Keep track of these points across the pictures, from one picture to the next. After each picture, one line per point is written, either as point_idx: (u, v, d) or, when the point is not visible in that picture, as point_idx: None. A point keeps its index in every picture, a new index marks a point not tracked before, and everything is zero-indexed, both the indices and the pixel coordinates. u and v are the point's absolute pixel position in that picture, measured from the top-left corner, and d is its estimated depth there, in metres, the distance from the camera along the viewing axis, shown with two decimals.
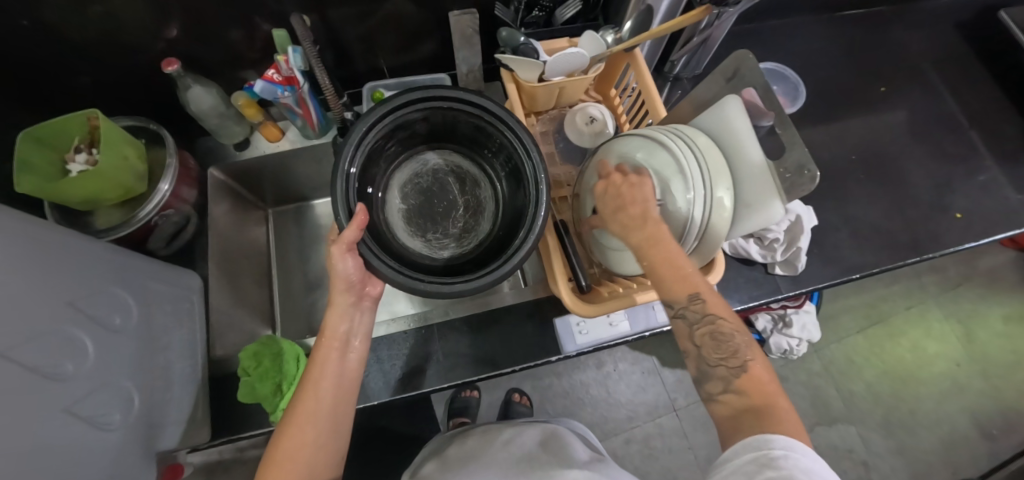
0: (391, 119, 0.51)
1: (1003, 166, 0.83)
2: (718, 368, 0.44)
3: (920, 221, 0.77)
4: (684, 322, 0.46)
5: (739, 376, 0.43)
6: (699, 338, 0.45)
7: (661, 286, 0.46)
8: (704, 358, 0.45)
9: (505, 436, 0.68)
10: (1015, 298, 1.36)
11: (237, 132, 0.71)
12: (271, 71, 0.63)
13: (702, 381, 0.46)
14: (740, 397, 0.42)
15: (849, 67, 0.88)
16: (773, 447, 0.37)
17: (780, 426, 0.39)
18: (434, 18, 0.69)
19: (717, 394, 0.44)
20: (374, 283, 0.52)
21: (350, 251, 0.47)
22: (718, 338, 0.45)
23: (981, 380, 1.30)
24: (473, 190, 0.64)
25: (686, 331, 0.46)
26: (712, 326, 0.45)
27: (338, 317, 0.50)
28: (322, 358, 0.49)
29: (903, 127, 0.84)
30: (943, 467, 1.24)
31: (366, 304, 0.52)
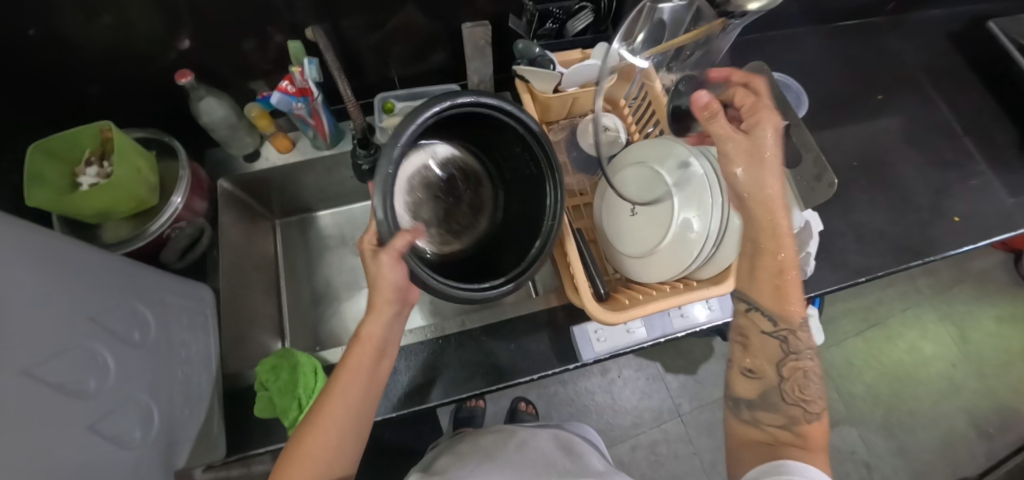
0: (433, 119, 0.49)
1: (995, 169, 0.85)
2: (793, 407, 0.46)
3: (921, 224, 0.79)
4: (781, 346, 0.48)
5: (804, 423, 0.45)
6: (789, 368, 0.47)
7: (757, 287, 0.49)
8: (779, 390, 0.47)
9: (520, 437, 0.68)
10: (1006, 299, 1.39)
11: (248, 143, 0.71)
12: (285, 82, 0.63)
13: (760, 407, 0.47)
14: (795, 438, 0.45)
15: (846, 75, 0.89)
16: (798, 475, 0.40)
17: (819, 465, 0.42)
18: (445, 30, 0.70)
19: (767, 425, 0.46)
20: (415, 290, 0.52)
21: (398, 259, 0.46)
22: (807, 377, 0.47)
23: (978, 381, 1.31)
24: (475, 188, 0.64)
25: (777, 354, 0.48)
26: (807, 366, 0.47)
27: (376, 325, 0.49)
28: (355, 363, 0.48)
29: (900, 133, 0.86)
30: (944, 467, 1.24)
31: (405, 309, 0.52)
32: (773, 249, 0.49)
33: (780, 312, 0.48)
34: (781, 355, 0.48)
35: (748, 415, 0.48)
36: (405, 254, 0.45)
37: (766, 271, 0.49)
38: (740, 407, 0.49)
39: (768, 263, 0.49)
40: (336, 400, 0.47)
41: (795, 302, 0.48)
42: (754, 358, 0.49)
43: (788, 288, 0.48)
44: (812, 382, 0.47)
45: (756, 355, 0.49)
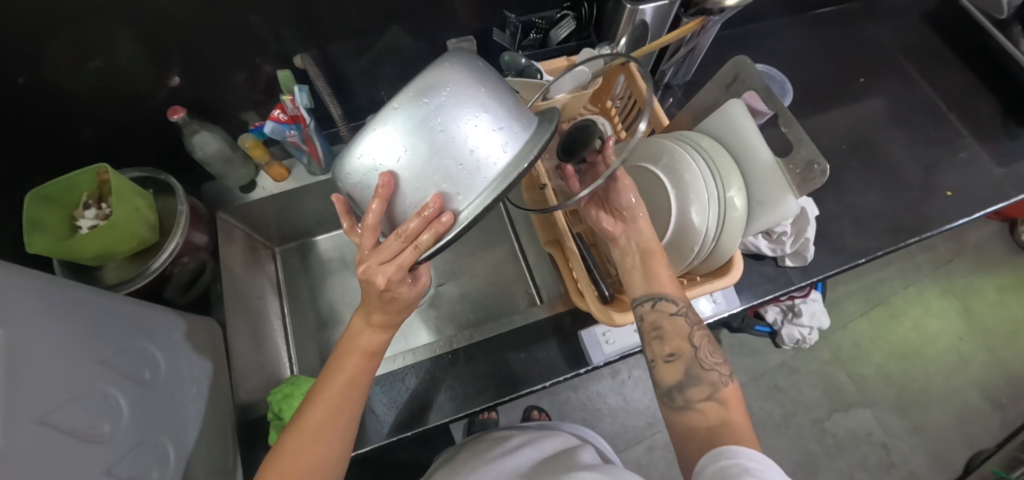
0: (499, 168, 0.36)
1: (981, 141, 0.86)
2: (711, 373, 0.44)
3: (913, 201, 0.80)
4: (685, 321, 0.46)
5: (724, 387, 0.43)
6: (699, 338, 0.46)
7: (651, 278, 0.49)
8: (698, 360, 0.45)
9: (511, 444, 0.62)
10: (1005, 268, 1.40)
11: (243, 174, 0.71)
12: (276, 111, 0.63)
13: (688, 384, 0.43)
14: (721, 407, 0.42)
15: (828, 61, 0.91)
16: (748, 459, 0.35)
17: (748, 438, 0.39)
18: (430, 47, 0.71)
19: (697, 402, 0.42)
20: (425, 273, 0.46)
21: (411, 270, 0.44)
22: (714, 343, 0.46)
23: (986, 352, 1.32)
24: None
25: (686, 330, 0.46)
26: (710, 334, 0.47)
27: (377, 333, 0.45)
28: (346, 372, 0.44)
29: (884, 113, 0.87)
30: (961, 442, 1.24)
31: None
32: (657, 254, 0.50)
33: (673, 294, 0.48)
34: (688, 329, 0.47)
35: (680, 400, 0.43)
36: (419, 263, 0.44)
37: (660, 267, 0.49)
38: (671, 395, 0.44)
39: (659, 265, 0.49)
40: (321, 405, 0.42)
41: (668, 285, 0.48)
42: (671, 342, 0.46)
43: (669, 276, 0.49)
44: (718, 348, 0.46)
45: (671, 338, 0.46)
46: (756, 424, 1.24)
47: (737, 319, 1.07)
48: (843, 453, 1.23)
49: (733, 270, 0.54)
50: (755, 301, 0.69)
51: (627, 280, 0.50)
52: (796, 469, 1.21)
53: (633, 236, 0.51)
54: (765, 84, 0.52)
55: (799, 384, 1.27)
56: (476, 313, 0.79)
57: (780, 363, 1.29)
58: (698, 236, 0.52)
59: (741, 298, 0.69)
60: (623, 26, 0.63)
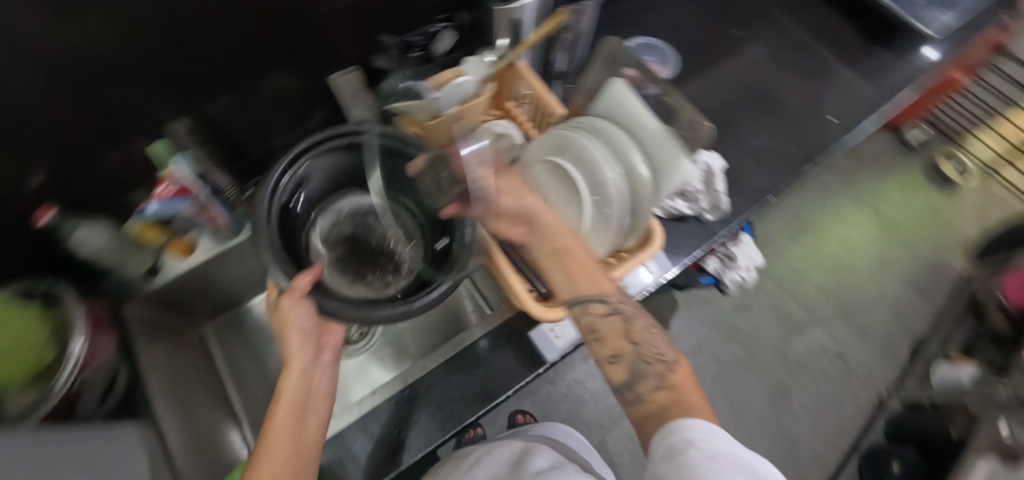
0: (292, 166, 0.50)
1: (849, 65, 0.94)
2: (653, 365, 0.43)
3: (804, 133, 0.86)
4: (621, 318, 0.45)
5: (671, 373, 0.43)
6: (638, 334, 0.45)
7: (579, 279, 0.47)
8: (639, 356, 0.44)
9: (473, 458, 0.62)
10: (901, 169, 1.55)
11: (142, 259, 0.65)
12: (159, 187, 0.60)
13: (635, 381, 0.43)
14: (672, 393, 0.42)
15: (705, 19, 0.96)
16: (693, 432, 0.36)
17: (699, 410, 0.40)
18: (318, 84, 0.69)
19: (647, 394, 0.42)
20: (330, 333, 0.50)
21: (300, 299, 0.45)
22: (653, 333, 0.46)
23: (903, 248, 1.46)
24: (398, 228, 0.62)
25: (623, 328, 0.45)
26: (647, 324, 0.46)
27: (292, 375, 0.45)
28: (281, 423, 0.42)
29: (763, 58, 0.94)
30: (901, 333, 1.37)
31: (326, 358, 0.49)
32: (572, 250, 0.48)
33: (600, 292, 0.46)
34: (625, 327, 0.45)
35: (631, 396, 0.44)
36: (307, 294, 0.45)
37: (579, 265, 0.47)
38: (623, 392, 0.44)
39: (579, 263, 0.48)
40: (271, 466, 0.38)
41: (601, 281, 0.47)
42: (610, 343, 0.45)
43: (595, 271, 0.48)
44: (659, 339, 0.45)
45: (610, 339, 0.45)
46: (727, 368, 1.30)
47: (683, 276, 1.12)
48: (807, 372, 1.32)
49: (655, 238, 0.56)
50: (690, 259, 0.72)
51: (556, 285, 0.48)
52: (770, 399, 1.28)
53: (544, 239, 0.48)
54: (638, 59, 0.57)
55: (755, 320, 1.35)
56: (430, 338, 0.78)
57: (733, 306, 1.36)
58: (615, 213, 0.53)
59: (673, 259, 0.72)
60: (498, 26, 0.63)
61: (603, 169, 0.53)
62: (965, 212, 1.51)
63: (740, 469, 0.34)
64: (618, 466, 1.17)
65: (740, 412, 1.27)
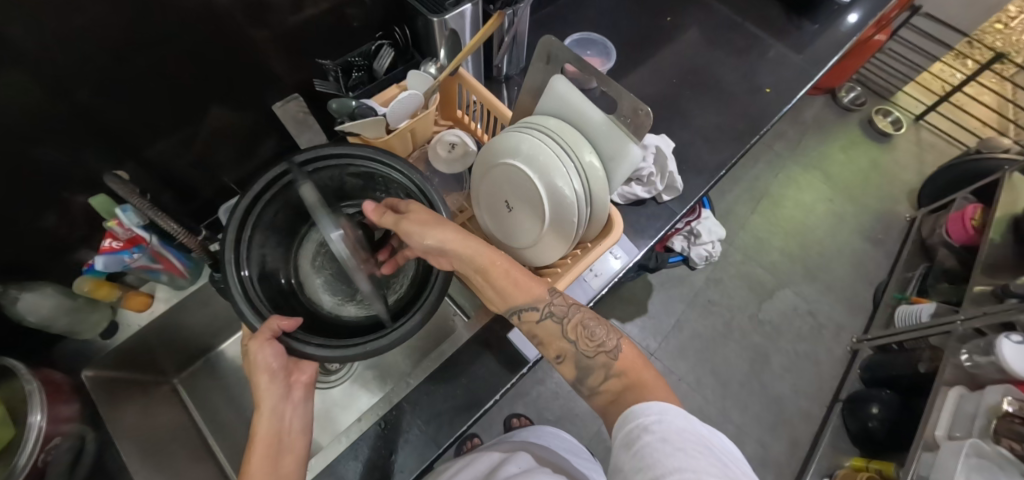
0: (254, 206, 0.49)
1: (778, 39, 1.00)
2: (596, 357, 0.48)
3: (746, 106, 0.91)
4: (554, 321, 0.51)
5: (615, 361, 0.47)
6: (572, 331, 0.50)
7: (505, 294, 0.51)
8: (581, 353, 0.49)
9: (450, 473, 0.62)
10: (841, 130, 1.64)
11: (98, 318, 0.63)
12: (107, 241, 0.58)
13: (585, 375, 0.49)
14: (619, 379, 0.46)
15: (639, 8, 0.99)
16: (648, 415, 0.40)
17: (651, 390, 0.43)
18: (262, 116, 0.69)
19: (599, 386, 0.48)
20: (303, 368, 0.48)
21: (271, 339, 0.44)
22: (588, 327, 0.50)
23: (853, 203, 1.54)
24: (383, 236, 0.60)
25: (558, 329, 0.51)
26: (582, 318, 0.50)
27: (265, 414, 0.44)
28: (256, 469, 0.41)
29: (697, 40, 0.98)
30: (862, 283, 1.44)
31: (298, 395, 0.46)
32: (492, 266, 0.50)
33: (530, 302, 0.51)
34: (560, 328, 0.51)
35: (587, 389, 0.49)
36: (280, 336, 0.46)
37: (501, 277, 0.51)
38: (579, 385, 0.50)
39: (502, 276, 0.51)
40: None
41: (530, 288, 0.51)
42: (553, 346, 0.52)
43: (521, 279, 0.51)
44: (594, 329, 0.50)
45: (551, 343, 0.51)
46: (707, 341, 1.34)
47: (653, 258, 1.15)
48: (783, 333, 1.37)
49: (615, 225, 0.59)
50: (653, 240, 0.75)
51: (491, 298, 0.53)
52: (752, 365, 1.33)
53: (464, 263, 0.50)
54: (574, 55, 0.54)
55: (728, 291, 1.40)
56: (412, 354, 0.77)
57: (706, 281, 1.40)
58: (574, 207, 0.54)
59: (638, 243, 0.74)
60: (436, 38, 0.64)
61: (551, 171, 0.54)
62: (904, 163, 1.60)
63: (695, 445, 0.37)
64: None
65: (725, 382, 1.31)
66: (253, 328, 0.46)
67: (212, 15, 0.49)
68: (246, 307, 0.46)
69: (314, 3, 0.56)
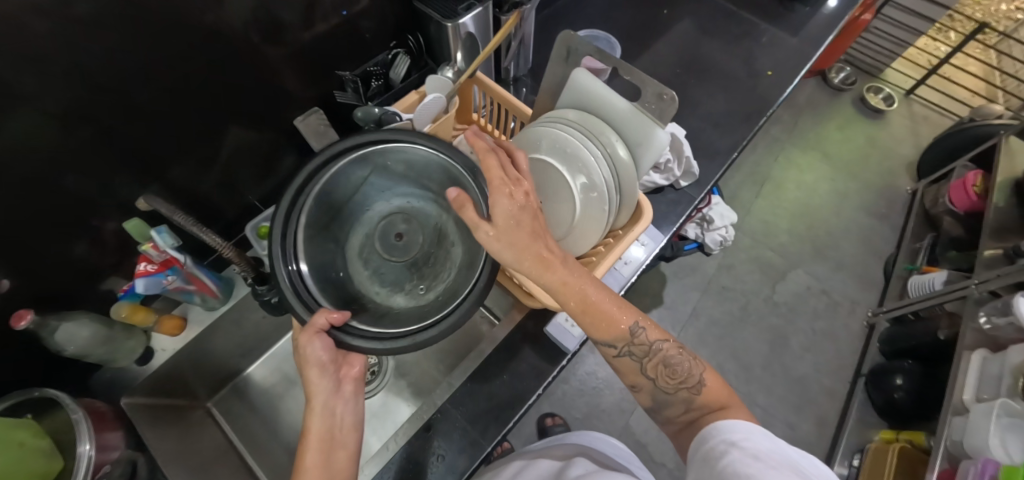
0: (302, 194, 0.47)
1: (772, 24, 1.02)
2: (679, 393, 0.50)
3: (749, 90, 0.92)
4: (633, 359, 0.51)
5: (697, 396, 0.49)
6: (652, 369, 0.51)
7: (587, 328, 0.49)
8: (660, 388, 0.51)
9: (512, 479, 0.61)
10: (835, 110, 1.66)
11: (132, 346, 0.63)
12: (142, 264, 0.58)
13: (662, 408, 0.52)
14: (701, 409, 0.48)
15: (634, 3, 1.00)
16: (734, 433, 0.42)
17: (736, 416, 0.45)
18: (282, 133, 0.69)
19: (677, 417, 0.51)
20: (351, 363, 0.49)
21: (318, 332, 0.44)
22: (669, 364, 0.50)
23: (854, 180, 1.56)
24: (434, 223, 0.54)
25: (637, 366, 0.51)
26: (663, 353, 0.50)
27: (317, 408, 0.46)
28: (311, 463, 0.44)
29: (694, 30, 1.00)
30: (872, 258, 1.46)
31: (348, 390, 0.48)
32: (575, 299, 0.47)
33: (610, 338, 0.50)
34: (640, 363, 0.51)
35: (663, 418, 0.53)
36: (329, 329, 0.45)
37: (581, 310, 0.48)
38: (657, 416, 0.53)
39: (586, 308, 0.49)
40: None
41: (618, 321, 0.49)
42: (629, 377, 0.53)
43: (606, 313, 0.49)
44: (676, 364, 0.50)
45: (628, 374, 0.52)
46: (725, 327, 1.35)
47: (667, 248, 1.16)
48: (800, 314, 1.38)
49: (644, 214, 0.59)
50: (675, 227, 0.75)
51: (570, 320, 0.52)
52: (771, 347, 1.34)
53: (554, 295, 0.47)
54: (594, 46, 0.55)
55: (741, 276, 1.41)
56: (445, 358, 0.77)
57: (718, 268, 1.41)
58: (605, 197, 0.56)
59: (660, 230, 0.75)
60: (451, 43, 0.65)
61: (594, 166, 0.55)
62: (899, 137, 1.63)
63: (785, 462, 0.39)
64: (647, 445, 1.19)
65: (747, 367, 1.31)
66: (303, 320, 0.45)
67: (231, 24, 0.49)
68: (298, 304, 0.45)
69: (326, 15, 0.57)
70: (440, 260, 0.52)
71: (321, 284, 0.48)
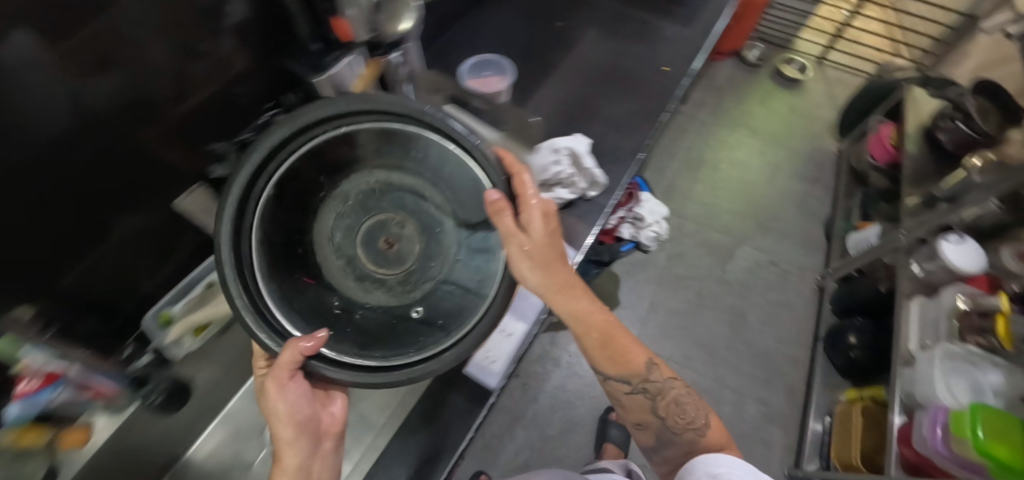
0: (274, 176, 0.46)
1: (664, 19, 1.05)
2: (683, 433, 0.63)
3: (646, 87, 0.94)
4: (644, 396, 0.64)
5: (699, 438, 0.62)
6: (663, 408, 0.64)
7: (595, 355, 0.64)
8: (667, 426, 0.64)
9: None
10: (754, 85, 1.72)
11: (33, 468, 0.58)
12: (19, 385, 0.52)
13: (663, 444, 0.65)
14: (700, 439, 0.62)
15: (527, 18, 1.01)
16: (719, 465, 0.54)
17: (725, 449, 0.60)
18: (172, 212, 0.64)
19: (677, 456, 0.63)
20: (329, 410, 0.57)
21: (289, 379, 0.48)
22: (678, 404, 0.64)
23: (783, 150, 1.61)
24: (416, 209, 0.52)
25: (649, 404, 0.64)
26: (674, 396, 0.64)
27: (293, 453, 0.52)
28: None
29: (590, 36, 1.01)
30: (812, 221, 1.50)
31: (326, 445, 0.56)
32: (593, 318, 0.62)
33: (626, 374, 0.64)
34: (651, 402, 0.64)
35: (657, 458, 0.67)
36: (299, 361, 0.45)
37: (597, 334, 0.62)
38: (653, 452, 0.67)
39: (609, 340, 0.63)
40: None
41: (633, 357, 0.64)
42: (639, 414, 0.65)
43: (625, 348, 0.64)
44: (683, 406, 0.64)
45: (636, 411, 0.65)
46: (684, 315, 1.36)
47: (607, 252, 1.16)
48: (754, 288, 1.40)
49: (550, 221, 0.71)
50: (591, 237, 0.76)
51: (585, 345, 0.63)
52: (732, 327, 1.35)
53: (572, 311, 0.61)
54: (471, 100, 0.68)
55: (692, 261, 1.43)
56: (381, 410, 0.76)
57: (668, 258, 1.43)
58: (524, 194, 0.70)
59: (577, 244, 0.75)
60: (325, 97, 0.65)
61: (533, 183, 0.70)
62: (818, 101, 1.69)
63: None
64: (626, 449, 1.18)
65: (712, 351, 1.32)
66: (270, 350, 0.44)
67: (91, 114, 0.45)
68: (258, 316, 0.44)
69: (199, 87, 0.56)
70: (428, 250, 0.51)
71: (282, 295, 0.46)
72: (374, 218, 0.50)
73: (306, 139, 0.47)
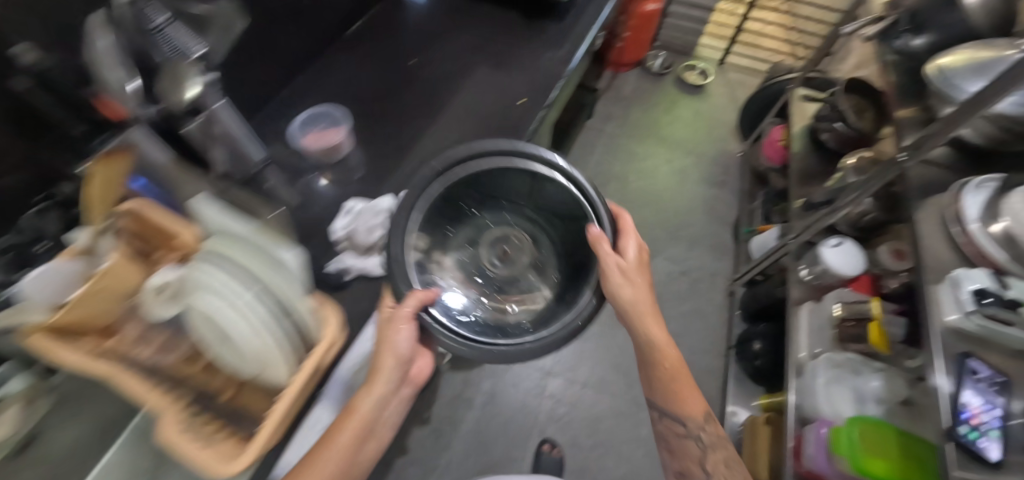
0: (444, 177, 0.59)
1: (524, 47, 1.01)
2: None
3: (504, 125, 0.91)
4: (694, 442, 0.71)
5: None
6: (713, 463, 0.70)
7: (655, 388, 0.71)
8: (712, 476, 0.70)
9: None
10: (659, 93, 1.73)
11: None
12: None
13: None
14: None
15: (380, 58, 0.96)
16: None
17: None
18: None
19: None
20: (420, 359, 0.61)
21: (407, 323, 0.53)
22: (729, 464, 0.70)
23: (690, 157, 1.62)
24: (522, 238, 0.68)
25: (698, 451, 0.71)
26: (726, 455, 0.71)
27: (374, 391, 0.54)
28: (342, 439, 0.52)
29: (447, 71, 0.97)
30: (720, 226, 1.51)
31: (405, 390, 0.60)
32: (667, 360, 0.68)
33: (684, 415, 0.71)
34: (701, 452, 0.71)
35: None
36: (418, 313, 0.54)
37: (663, 374, 0.69)
38: None
39: (674, 383, 0.70)
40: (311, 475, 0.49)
41: (692, 403, 0.71)
42: (687, 463, 0.72)
43: (689, 400, 0.71)
44: (733, 467, 0.70)
45: (682, 456, 0.73)
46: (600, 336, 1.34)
47: None
48: (668, 301, 1.39)
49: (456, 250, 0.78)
50: None
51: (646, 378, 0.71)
52: None
53: (646, 344, 0.67)
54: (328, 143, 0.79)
55: None
56: None
57: None
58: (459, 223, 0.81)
59: None
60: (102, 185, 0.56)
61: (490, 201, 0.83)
62: (720, 105, 1.72)
63: None
64: None
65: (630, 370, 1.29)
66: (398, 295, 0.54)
67: None
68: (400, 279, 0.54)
69: None
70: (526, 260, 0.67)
71: (421, 264, 0.59)
72: (501, 232, 0.68)
73: (479, 154, 0.60)
